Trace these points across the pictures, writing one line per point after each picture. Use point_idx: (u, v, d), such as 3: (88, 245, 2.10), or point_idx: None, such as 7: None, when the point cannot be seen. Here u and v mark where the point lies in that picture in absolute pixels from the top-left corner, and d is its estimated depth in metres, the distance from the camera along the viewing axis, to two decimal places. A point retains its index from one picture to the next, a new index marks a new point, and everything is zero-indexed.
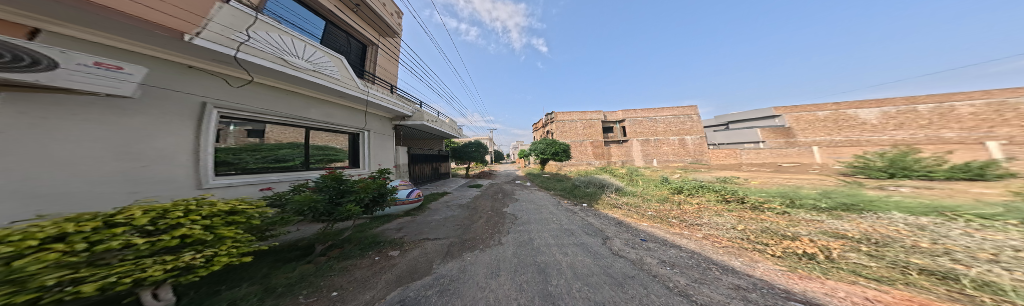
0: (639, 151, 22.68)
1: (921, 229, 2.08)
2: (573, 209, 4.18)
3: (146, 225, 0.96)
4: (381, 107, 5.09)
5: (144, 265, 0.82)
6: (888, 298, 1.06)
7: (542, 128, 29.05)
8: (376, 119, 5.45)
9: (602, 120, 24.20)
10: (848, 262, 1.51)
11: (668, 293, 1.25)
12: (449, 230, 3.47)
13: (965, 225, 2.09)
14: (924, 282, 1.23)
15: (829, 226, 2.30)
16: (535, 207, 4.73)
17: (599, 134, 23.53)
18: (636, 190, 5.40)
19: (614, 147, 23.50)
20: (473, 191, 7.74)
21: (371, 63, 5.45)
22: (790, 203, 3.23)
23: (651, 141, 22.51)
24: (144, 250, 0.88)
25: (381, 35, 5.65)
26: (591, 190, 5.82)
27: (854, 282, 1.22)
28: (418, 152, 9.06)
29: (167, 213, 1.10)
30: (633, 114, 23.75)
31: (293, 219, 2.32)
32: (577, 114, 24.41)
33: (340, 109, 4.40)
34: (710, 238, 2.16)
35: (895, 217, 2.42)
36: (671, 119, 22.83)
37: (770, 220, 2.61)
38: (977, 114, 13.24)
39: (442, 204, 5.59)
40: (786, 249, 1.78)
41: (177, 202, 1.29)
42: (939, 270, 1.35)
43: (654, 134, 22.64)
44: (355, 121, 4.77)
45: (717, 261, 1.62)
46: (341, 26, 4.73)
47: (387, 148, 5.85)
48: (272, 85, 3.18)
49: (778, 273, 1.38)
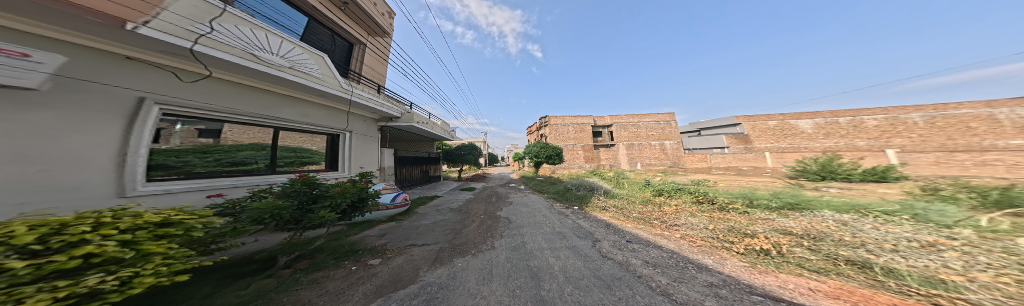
0: (624, 154, 23.99)
1: (844, 224, 2.52)
2: (565, 212, 4.31)
3: (27, 244, 0.68)
4: (365, 108, 4.79)
5: (17, 295, 0.52)
6: (826, 287, 1.27)
7: (536, 132, 29.50)
8: (360, 120, 5.12)
9: (591, 124, 25.30)
10: (794, 257, 1.77)
11: (652, 293, 1.35)
12: (438, 236, 3.36)
13: (873, 220, 2.59)
14: (850, 272, 1.49)
15: (779, 224, 2.67)
16: (528, 210, 4.76)
17: (589, 138, 24.53)
18: (624, 192, 5.74)
19: (602, 151, 24.69)
20: (464, 195, 7.56)
21: (358, 63, 5.13)
22: (749, 204, 3.68)
23: (635, 145, 23.97)
24: (20, 276, 0.59)
25: (370, 35, 5.32)
26: (581, 193, 6.03)
27: (800, 275, 1.44)
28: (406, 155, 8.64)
29: (64, 229, 0.83)
30: (619, 119, 25.22)
31: (249, 229, 2.01)
32: (569, 118, 25.41)
33: (317, 108, 4.05)
34: (687, 238, 2.38)
35: (826, 215, 2.90)
36: (652, 125, 24.65)
37: (734, 220, 2.95)
38: (879, 126, 16.39)
39: (432, 208, 5.39)
40: (748, 246, 2.03)
41: (82, 214, 1.00)
42: (859, 260, 1.65)
43: (637, 138, 24.23)
44: (334, 121, 4.43)
45: (693, 260, 1.79)
46: (327, 24, 4.36)
47: (371, 150, 5.49)
48: (236, 82, 2.85)
49: (742, 269, 1.56)
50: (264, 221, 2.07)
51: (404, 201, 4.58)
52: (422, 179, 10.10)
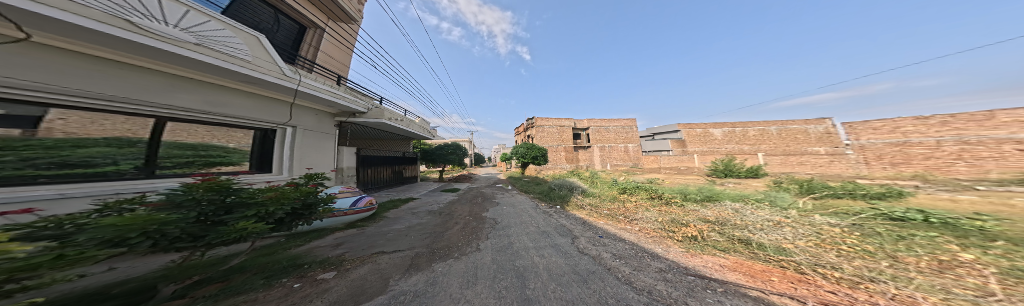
0: (598, 156, 26.88)
1: (736, 210, 3.55)
2: (548, 211, 4.63)
3: None
4: (314, 99, 4.51)
5: None
6: (729, 262, 1.80)
7: (525, 133, 30.90)
8: (305, 114, 4.79)
9: (572, 127, 27.80)
10: (710, 239, 2.42)
11: (618, 283, 1.62)
12: (412, 240, 3.12)
13: (751, 206, 3.74)
14: (746, 250, 2.11)
15: (701, 213, 3.54)
16: (515, 211, 4.85)
17: (570, 140, 26.88)
18: (597, 191, 6.55)
19: (580, 152, 27.23)
20: (446, 196, 7.22)
21: (309, 48, 5.30)
22: (685, 197, 4.72)
23: (607, 148, 27.14)
24: None
25: (329, 18, 5.52)
26: (563, 192, 6.53)
27: (715, 254, 1.98)
28: (372, 155, 8.29)
29: None
30: (595, 123, 28.23)
31: (103, 253, 1.10)
32: (552, 121, 27.60)
33: (240, 98, 3.58)
34: (643, 230, 2.91)
35: (727, 204, 3.98)
36: (619, 129, 28.24)
37: (676, 212, 3.75)
38: (756, 135, 23.06)
39: (405, 211, 4.92)
40: (684, 234, 2.63)
41: None
42: (748, 239, 2.36)
43: (608, 141, 27.45)
44: (268, 113, 4.03)
45: (650, 249, 2.20)
46: (275, 4, 4.52)
47: (324, 148, 5.29)
48: (103, 55, 2.30)
49: (680, 254, 2.04)
50: (141, 237, 1.22)
51: (369, 205, 4.10)
52: (390, 182, 9.50)
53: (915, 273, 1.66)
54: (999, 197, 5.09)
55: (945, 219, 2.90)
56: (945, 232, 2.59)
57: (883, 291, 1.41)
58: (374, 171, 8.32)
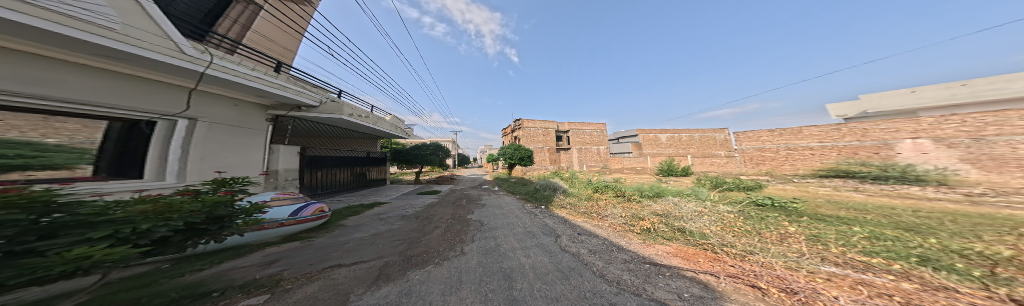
0: (577, 158, 29.54)
1: (672, 203, 4.55)
2: (534, 211, 4.89)
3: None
4: (227, 85, 4.29)
5: None
6: (676, 251, 2.41)
7: (512, 134, 32.14)
8: (208, 104, 4.51)
9: (555, 129, 30.52)
10: (659, 230, 3.07)
11: (594, 277, 1.89)
12: (381, 249, 2.77)
13: (688, 199, 4.81)
14: (682, 238, 2.79)
15: (650, 208, 4.35)
16: (502, 212, 5.01)
17: (553, 142, 29.37)
18: (574, 190, 7.17)
19: (562, 154, 29.81)
20: (418, 202, 6.82)
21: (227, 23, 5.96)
22: (642, 193, 5.64)
23: (583, 149, 30.02)
24: None
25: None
26: (548, 193, 6.98)
27: (663, 244, 2.62)
28: (320, 156, 8.29)
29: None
30: (574, 126, 31.04)
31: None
32: (540, 123, 30.23)
33: (90, 78, 3.07)
34: (611, 225, 3.42)
35: (672, 199, 4.89)
36: (595, 132, 31.48)
37: (633, 207, 4.53)
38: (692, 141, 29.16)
39: (369, 218, 4.53)
40: (642, 227, 3.23)
41: None
42: (684, 228, 3.11)
43: (584, 143, 30.38)
44: (145, 101, 3.62)
45: (618, 244, 2.63)
46: None
47: (235, 147, 5.22)
48: None
49: (642, 245, 2.57)
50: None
51: (321, 212, 3.64)
52: (346, 186, 9.67)
53: (769, 245, 2.67)
54: (806, 187, 8.12)
55: (781, 203, 4.42)
56: (782, 213, 4.04)
57: (756, 261, 2.24)
58: (322, 174, 8.30)
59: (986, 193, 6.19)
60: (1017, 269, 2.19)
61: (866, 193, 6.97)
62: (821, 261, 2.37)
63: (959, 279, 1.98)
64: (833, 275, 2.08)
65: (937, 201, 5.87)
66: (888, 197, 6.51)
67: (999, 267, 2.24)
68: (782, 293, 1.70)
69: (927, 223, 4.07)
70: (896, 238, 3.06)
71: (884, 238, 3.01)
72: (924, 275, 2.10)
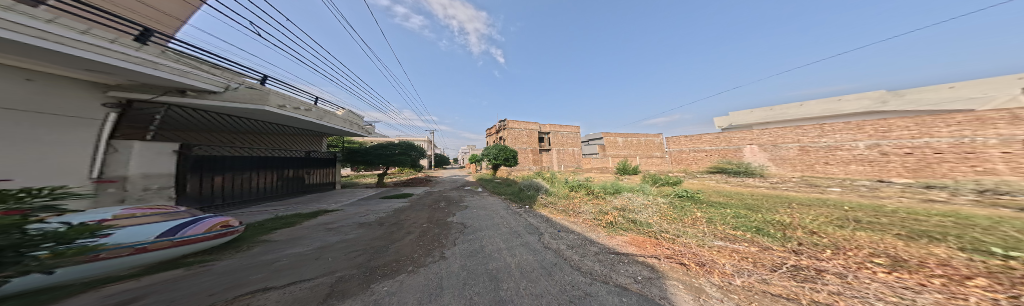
0: (556, 158, 31.92)
1: (622, 197, 5.48)
2: (519, 211, 5.02)
3: None
4: (23, 50, 2.92)
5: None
6: (632, 240, 2.99)
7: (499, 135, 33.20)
8: None
9: (536, 130, 32.60)
10: (616, 222, 3.71)
11: (572, 271, 2.07)
12: (338, 262, 2.26)
13: (635, 194, 5.86)
14: (635, 228, 3.45)
15: (607, 203, 5.12)
16: (485, 213, 4.94)
17: (535, 143, 31.47)
18: (554, 189, 7.68)
19: (542, 155, 31.86)
20: (380, 208, 6.00)
21: None
22: (605, 189, 6.50)
23: (561, 151, 32.41)
24: None
25: None
26: (531, 193, 7.35)
27: (622, 234, 3.19)
28: (216, 156, 6.84)
29: None
30: (554, 127, 33.57)
31: None
32: (523, 123, 31.85)
33: None
34: (583, 221, 3.91)
35: (625, 195, 5.77)
36: (570, 134, 34.36)
37: (593, 203, 5.23)
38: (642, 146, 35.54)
39: (311, 229, 3.74)
40: (607, 221, 3.80)
41: None
42: (635, 219, 3.84)
43: (561, 144, 32.99)
44: None
45: (592, 238, 2.99)
46: None
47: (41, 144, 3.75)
48: None
49: (611, 238, 3.02)
50: None
51: (224, 227, 2.78)
52: (265, 194, 8.30)
53: (688, 228, 3.62)
54: (705, 181, 11.14)
55: (686, 193, 6.01)
56: (693, 201, 5.48)
57: (679, 242, 3.01)
58: (221, 179, 6.86)
59: (779, 181, 10.10)
60: (795, 231, 3.75)
61: (731, 183, 10.20)
62: (717, 237, 3.35)
63: (771, 240, 3.22)
64: (719, 246, 2.94)
65: (766, 188, 9.09)
66: (743, 185, 9.73)
67: (788, 229, 3.84)
68: (695, 265, 2.42)
69: (757, 202, 6.34)
70: (745, 215, 4.62)
71: (743, 216, 4.48)
72: (759, 240, 3.27)
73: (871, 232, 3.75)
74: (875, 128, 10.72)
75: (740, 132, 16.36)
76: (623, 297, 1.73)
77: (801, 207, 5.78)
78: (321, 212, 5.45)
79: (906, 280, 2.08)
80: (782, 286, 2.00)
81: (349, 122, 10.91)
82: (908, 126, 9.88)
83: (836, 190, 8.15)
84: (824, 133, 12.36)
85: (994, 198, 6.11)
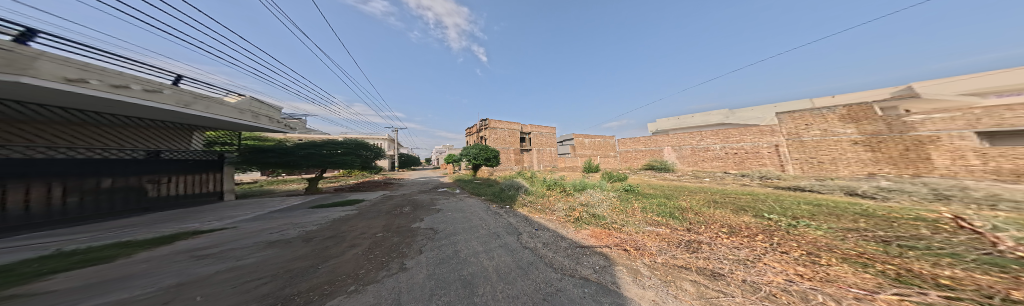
0: (536, 159, 33.37)
1: (585, 194, 6.13)
2: (500, 212, 5.01)
3: None
4: None
5: None
6: (592, 233, 3.40)
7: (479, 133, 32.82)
8: None
9: (518, 130, 33.19)
10: (577, 218, 4.13)
11: (549, 269, 2.16)
12: (231, 298, 1.63)
13: (595, 190, 6.65)
14: (589, 221, 3.96)
15: (575, 200, 5.64)
16: (463, 215, 4.67)
17: (516, 143, 31.88)
18: (532, 188, 7.96)
19: (524, 155, 32.64)
20: (306, 221, 4.80)
21: None
22: (572, 187, 7.16)
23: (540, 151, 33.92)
24: None
25: None
26: (512, 193, 7.47)
27: (585, 228, 3.59)
28: None
29: None
30: (534, 128, 34.78)
31: None
32: (505, 123, 31.82)
33: None
34: (556, 218, 4.21)
35: (590, 191, 6.50)
36: (547, 134, 36.13)
37: (562, 200, 5.68)
38: None
39: (165, 261, 2.58)
40: (573, 217, 4.21)
41: None
42: (592, 213, 4.38)
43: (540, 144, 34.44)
44: None
45: (565, 235, 3.22)
46: None
47: None
48: None
49: (581, 233, 3.34)
50: None
51: None
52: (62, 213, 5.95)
53: (628, 217, 4.40)
54: (643, 175, 13.84)
55: (631, 186, 7.29)
56: (635, 194, 6.68)
57: (623, 229, 3.64)
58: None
59: (680, 174, 13.49)
60: (686, 212, 5.13)
61: (657, 177, 13.00)
62: (648, 223, 4.19)
63: (678, 222, 4.29)
64: (649, 231, 3.67)
65: (676, 180, 11.93)
66: (664, 179, 12.57)
67: (686, 211, 5.24)
68: (631, 248, 2.98)
69: (672, 192, 8.32)
70: (665, 204, 5.97)
71: (662, 204, 5.80)
72: (670, 222, 4.30)
73: (722, 209, 5.52)
74: (726, 137, 17.14)
75: (661, 136, 20.64)
76: (586, 288, 1.91)
77: (693, 193, 7.97)
78: (183, 237, 3.84)
79: (734, 240, 3.24)
80: (682, 258, 2.67)
81: (242, 111, 8.39)
82: (733, 133, 16.85)
83: (708, 179, 11.61)
84: (704, 133, 18.22)
85: (767, 183, 10.14)
